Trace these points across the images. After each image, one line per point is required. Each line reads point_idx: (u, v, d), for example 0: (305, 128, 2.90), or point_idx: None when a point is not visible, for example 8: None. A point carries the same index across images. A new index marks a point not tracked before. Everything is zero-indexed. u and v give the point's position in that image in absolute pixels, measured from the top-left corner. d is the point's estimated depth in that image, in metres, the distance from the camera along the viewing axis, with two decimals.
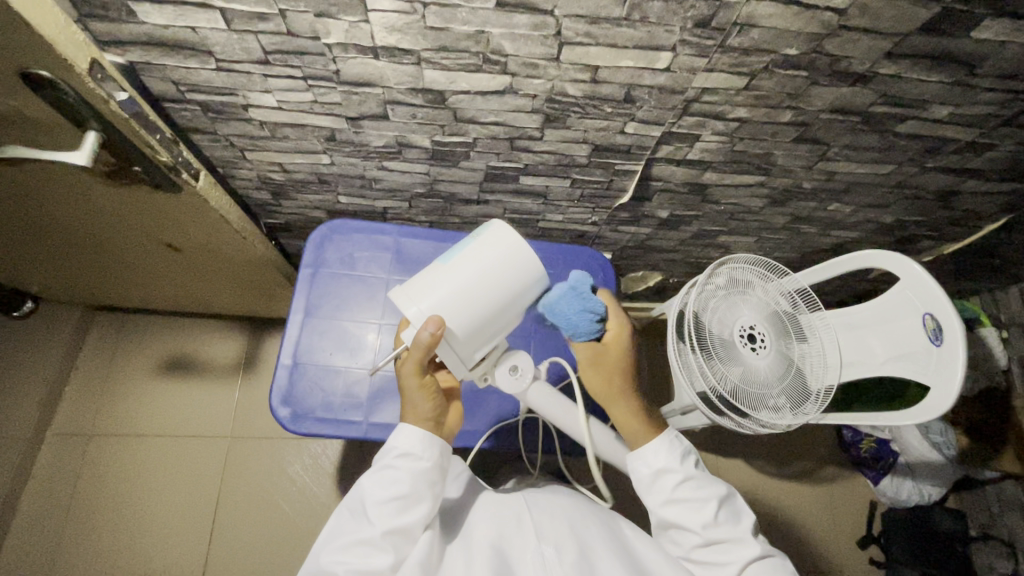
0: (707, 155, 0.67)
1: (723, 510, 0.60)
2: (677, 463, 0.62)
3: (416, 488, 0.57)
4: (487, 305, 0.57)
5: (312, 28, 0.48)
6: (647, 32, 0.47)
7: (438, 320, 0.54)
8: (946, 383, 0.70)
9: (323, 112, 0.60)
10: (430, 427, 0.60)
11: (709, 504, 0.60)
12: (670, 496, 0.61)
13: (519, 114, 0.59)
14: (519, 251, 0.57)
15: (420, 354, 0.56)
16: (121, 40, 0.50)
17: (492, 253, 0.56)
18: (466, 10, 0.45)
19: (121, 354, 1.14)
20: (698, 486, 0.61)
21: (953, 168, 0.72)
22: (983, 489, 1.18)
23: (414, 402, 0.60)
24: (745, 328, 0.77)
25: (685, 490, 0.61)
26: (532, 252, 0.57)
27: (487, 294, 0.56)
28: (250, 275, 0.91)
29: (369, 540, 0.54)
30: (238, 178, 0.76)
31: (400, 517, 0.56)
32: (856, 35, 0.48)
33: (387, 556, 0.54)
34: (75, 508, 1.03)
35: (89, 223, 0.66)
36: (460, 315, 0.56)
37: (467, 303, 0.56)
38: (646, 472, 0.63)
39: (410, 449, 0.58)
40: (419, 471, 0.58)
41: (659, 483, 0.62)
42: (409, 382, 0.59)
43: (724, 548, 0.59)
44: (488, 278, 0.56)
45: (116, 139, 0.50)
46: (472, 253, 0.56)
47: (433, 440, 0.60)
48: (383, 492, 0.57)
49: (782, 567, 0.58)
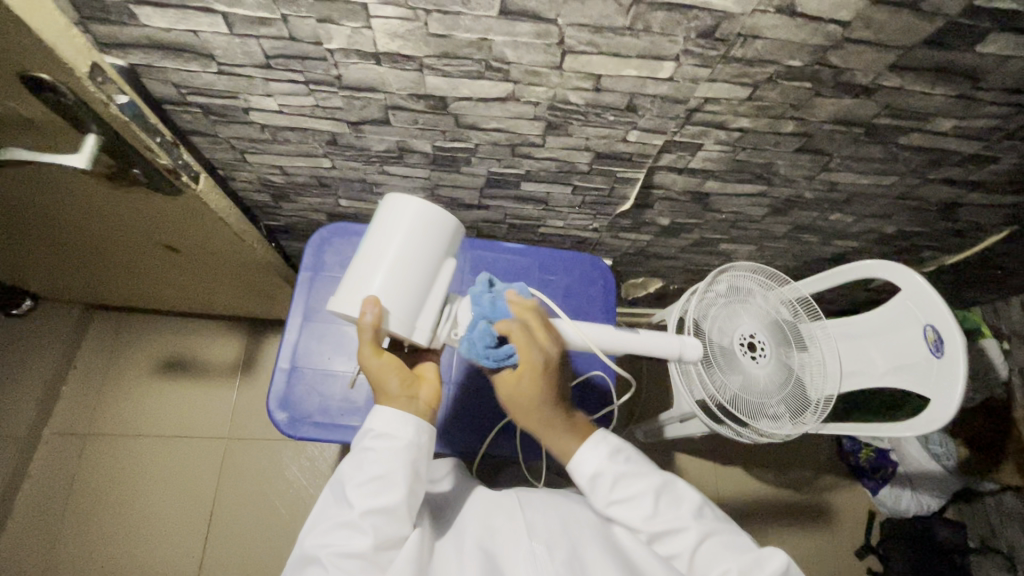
0: (709, 164, 0.66)
1: (663, 500, 0.60)
2: (608, 466, 0.59)
3: (395, 467, 0.55)
4: (419, 272, 0.56)
5: (314, 34, 0.48)
6: (650, 42, 0.47)
7: (375, 300, 0.53)
8: (947, 395, 0.69)
9: (324, 116, 0.60)
10: (404, 404, 0.56)
11: (647, 497, 0.59)
12: (609, 498, 0.59)
13: (520, 121, 0.59)
14: (423, 209, 0.57)
15: (370, 336, 0.53)
16: (123, 42, 0.49)
17: (402, 223, 0.56)
18: (469, 17, 0.45)
19: (118, 353, 1.14)
20: (632, 482, 0.60)
21: (956, 180, 0.72)
22: (983, 501, 1.17)
23: (381, 384, 0.56)
24: (745, 336, 0.77)
25: (621, 489, 0.59)
26: (437, 209, 0.58)
27: (417, 262, 0.56)
28: (250, 276, 0.91)
29: (350, 522, 0.54)
30: (238, 180, 0.76)
31: (379, 498, 0.54)
32: (860, 47, 0.48)
33: (369, 538, 0.53)
34: (69, 508, 1.03)
35: (87, 224, 0.66)
36: (401, 288, 0.55)
37: (401, 280, 0.55)
38: (581, 482, 0.60)
39: (384, 430, 0.56)
40: (395, 451, 0.55)
41: (595, 490, 0.59)
42: (370, 366, 0.55)
43: (671, 537, 0.59)
44: (408, 246, 0.56)
45: (117, 143, 0.49)
46: (384, 236, 0.56)
47: (407, 417, 0.56)
48: (361, 475, 0.55)
49: (732, 542, 0.59)
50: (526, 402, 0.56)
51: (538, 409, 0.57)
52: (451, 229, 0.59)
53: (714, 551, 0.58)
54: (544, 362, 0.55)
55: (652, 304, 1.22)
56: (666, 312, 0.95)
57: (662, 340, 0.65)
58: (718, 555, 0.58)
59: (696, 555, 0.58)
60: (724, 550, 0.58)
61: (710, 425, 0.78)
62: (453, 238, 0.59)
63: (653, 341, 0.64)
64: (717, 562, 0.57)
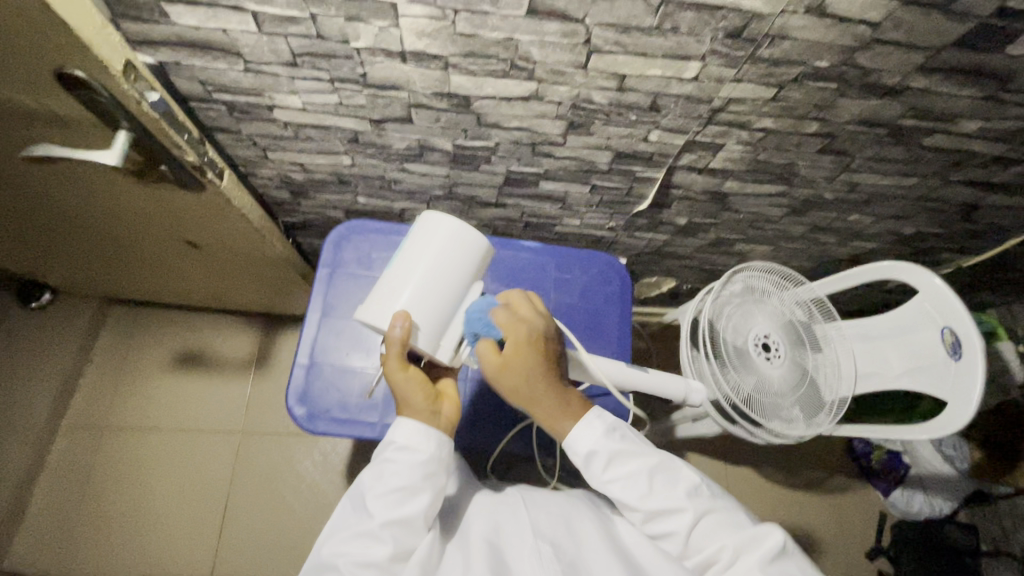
0: (730, 164, 0.66)
1: (659, 478, 0.58)
2: (600, 441, 0.57)
3: (416, 480, 0.55)
4: (450, 290, 0.57)
5: (342, 32, 0.48)
6: (677, 42, 0.47)
7: (406, 315, 0.53)
8: (964, 398, 0.69)
9: (347, 114, 0.60)
10: (426, 418, 0.57)
11: (641, 477, 0.57)
12: (602, 477, 0.58)
13: (543, 120, 0.59)
14: (460, 228, 0.58)
15: (398, 349, 0.54)
16: (153, 40, 0.50)
17: (437, 241, 0.57)
18: (497, 16, 0.45)
19: (134, 347, 1.15)
20: (626, 460, 0.58)
21: (978, 182, 0.71)
22: (996, 505, 1.16)
23: (404, 397, 0.56)
24: (759, 337, 0.76)
25: (614, 466, 0.58)
26: (472, 230, 0.58)
27: (448, 281, 0.57)
28: (267, 272, 0.92)
29: (369, 532, 0.53)
30: (259, 177, 0.77)
31: (399, 509, 0.54)
32: (888, 48, 0.48)
33: (387, 547, 0.53)
34: (85, 500, 1.04)
35: (111, 219, 0.67)
36: (430, 305, 0.56)
37: (431, 297, 0.56)
38: (576, 459, 0.58)
39: (406, 443, 0.56)
40: (416, 464, 0.55)
41: (590, 466, 0.58)
42: (395, 379, 0.55)
43: (668, 516, 0.57)
44: (441, 264, 0.57)
45: (147, 140, 0.50)
46: (418, 250, 0.57)
47: (430, 431, 0.57)
48: (381, 486, 0.55)
49: (729, 521, 0.57)
50: (525, 381, 0.54)
51: (535, 387, 0.55)
52: (483, 252, 0.59)
53: (709, 531, 0.56)
54: (532, 339, 0.55)
55: (664, 304, 1.22)
56: (679, 311, 0.95)
57: (671, 380, 0.69)
58: (713, 532, 0.56)
59: (691, 534, 0.56)
60: (720, 529, 0.56)
61: (723, 425, 0.78)
62: (484, 261, 0.60)
63: (660, 381, 0.67)
64: (713, 540, 0.55)
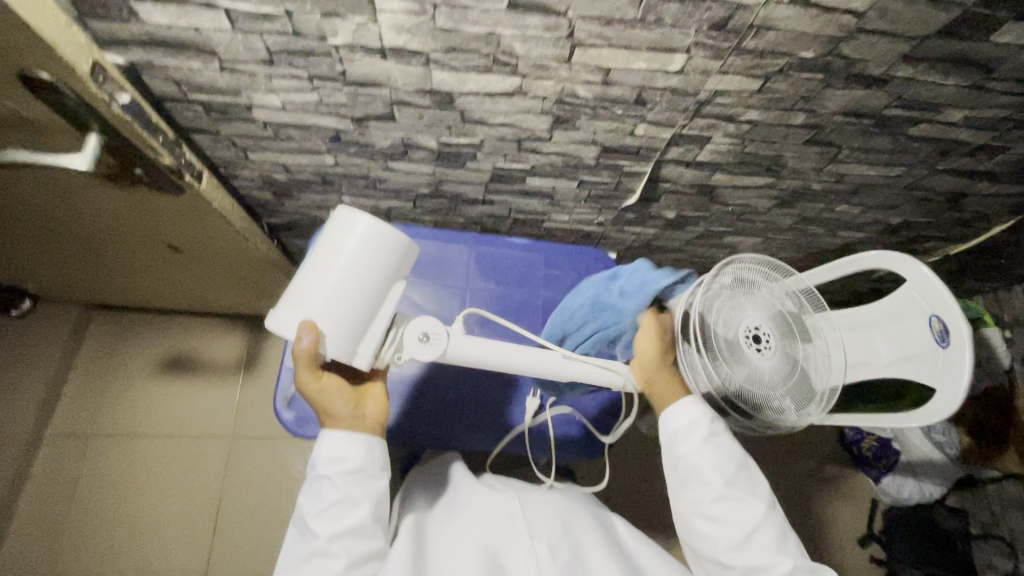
0: (719, 156, 0.66)
1: (741, 474, 0.65)
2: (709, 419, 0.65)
3: (353, 488, 0.55)
4: (362, 295, 0.54)
5: (319, 29, 0.47)
6: (661, 34, 0.46)
7: (312, 325, 0.51)
8: (953, 386, 0.69)
9: (328, 112, 0.59)
10: (349, 425, 0.56)
11: (731, 464, 0.64)
12: (698, 449, 0.64)
13: (528, 115, 0.58)
14: (375, 229, 0.54)
15: (306, 361, 0.52)
16: (123, 40, 0.48)
17: (348, 243, 0.54)
18: (477, 11, 0.44)
19: (120, 354, 1.13)
20: (722, 446, 0.65)
21: (963, 170, 0.71)
22: (984, 488, 1.18)
23: (326, 406, 0.56)
24: (750, 328, 0.70)
25: (712, 443, 0.65)
26: (389, 231, 0.54)
27: (362, 286, 0.54)
28: (251, 274, 0.90)
29: (319, 550, 0.53)
30: (239, 178, 0.75)
31: (342, 521, 0.54)
32: (873, 38, 0.47)
33: (341, 560, 0.52)
34: (75, 511, 1.03)
35: (88, 224, 0.65)
36: (343, 311, 0.53)
37: (343, 305, 0.53)
38: (679, 425, 0.65)
39: (335, 454, 0.55)
40: (349, 471, 0.55)
41: (690, 434, 0.65)
42: (310, 391, 0.54)
43: (737, 510, 0.63)
44: (355, 268, 0.53)
45: (119, 142, 0.49)
46: (330, 254, 0.54)
47: (357, 437, 0.56)
48: (320, 505, 0.55)
49: (780, 529, 0.63)
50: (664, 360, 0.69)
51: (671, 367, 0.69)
52: (403, 252, 0.56)
53: (767, 537, 0.62)
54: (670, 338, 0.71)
55: None
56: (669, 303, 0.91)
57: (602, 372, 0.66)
58: (766, 540, 0.62)
59: (748, 535, 0.62)
60: (774, 534, 0.62)
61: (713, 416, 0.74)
62: (404, 259, 0.57)
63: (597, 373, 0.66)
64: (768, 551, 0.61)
